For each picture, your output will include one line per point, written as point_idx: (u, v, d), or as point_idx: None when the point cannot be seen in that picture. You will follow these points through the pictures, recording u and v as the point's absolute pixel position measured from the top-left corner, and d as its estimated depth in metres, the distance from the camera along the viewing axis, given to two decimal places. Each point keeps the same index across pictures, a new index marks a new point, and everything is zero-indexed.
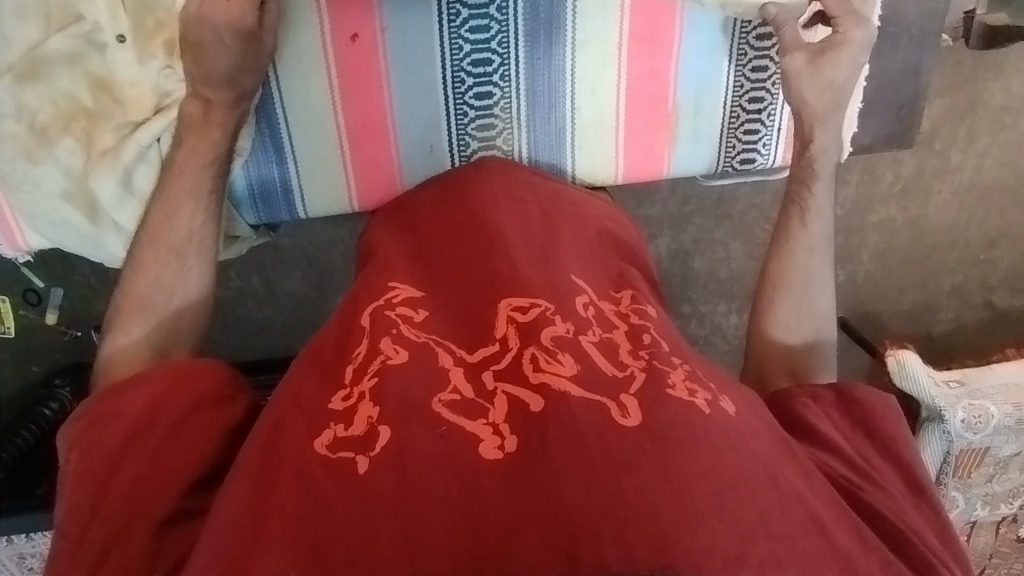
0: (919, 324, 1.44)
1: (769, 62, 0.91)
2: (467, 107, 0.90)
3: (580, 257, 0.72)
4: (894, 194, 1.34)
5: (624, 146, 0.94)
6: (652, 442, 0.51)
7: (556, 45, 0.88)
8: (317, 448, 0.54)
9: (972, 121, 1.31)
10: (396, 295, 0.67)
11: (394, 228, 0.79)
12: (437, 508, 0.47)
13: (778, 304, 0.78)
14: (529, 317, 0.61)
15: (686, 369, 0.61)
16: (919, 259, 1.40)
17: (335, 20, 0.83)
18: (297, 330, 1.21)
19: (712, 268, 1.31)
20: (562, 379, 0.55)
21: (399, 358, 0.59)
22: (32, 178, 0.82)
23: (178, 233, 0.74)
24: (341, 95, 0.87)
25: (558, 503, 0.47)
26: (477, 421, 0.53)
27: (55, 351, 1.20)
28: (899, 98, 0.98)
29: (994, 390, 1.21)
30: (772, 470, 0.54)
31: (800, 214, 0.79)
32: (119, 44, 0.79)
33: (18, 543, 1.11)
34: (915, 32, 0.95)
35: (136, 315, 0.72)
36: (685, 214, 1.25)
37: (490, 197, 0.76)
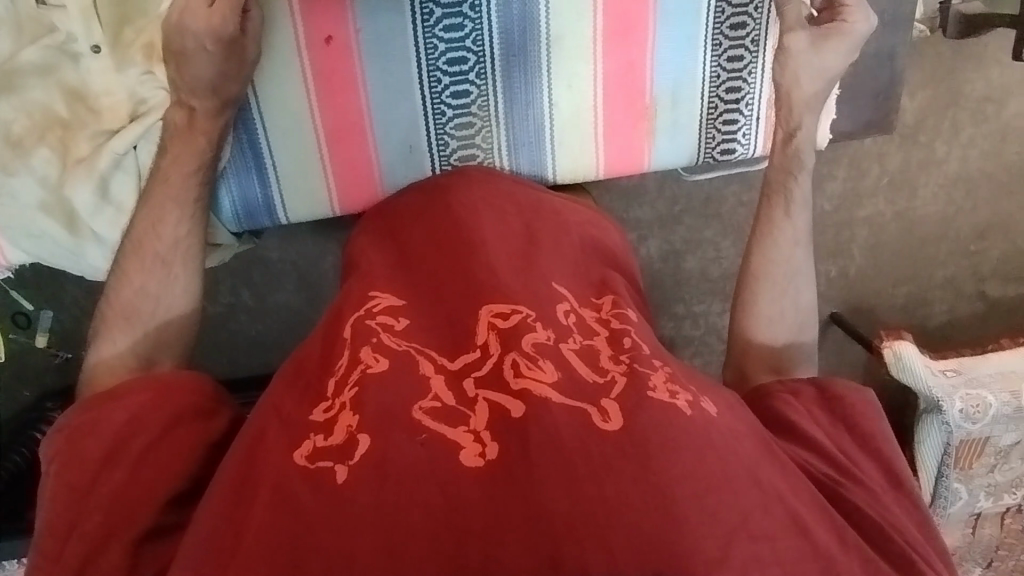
0: (913, 317, 1.44)
1: (744, 51, 0.92)
2: (444, 106, 0.90)
3: (559, 260, 0.72)
4: (882, 188, 1.34)
5: (604, 141, 0.94)
6: (634, 445, 0.51)
7: (531, 41, 0.88)
8: (297, 459, 0.53)
9: (955, 112, 1.32)
10: (377, 305, 0.66)
11: (369, 242, 0.78)
12: (415, 518, 0.47)
13: (761, 300, 0.78)
14: (510, 323, 0.60)
15: (667, 371, 0.60)
16: (910, 252, 1.40)
17: (309, 23, 0.84)
18: (288, 345, 1.21)
19: (704, 268, 1.30)
20: (542, 385, 0.54)
21: (379, 367, 0.59)
22: (8, 191, 0.81)
23: (164, 241, 0.74)
24: (319, 98, 0.87)
25: (539, 509, 0.46)
26: (458, 429, 0.52)
27: (46, 375, 1.19)
28: (875, 87, 0.99)
29: (991, 379, 1.20)
30: (755, 471, 0.54)
31: (782, 205, 0.80)
32: (94, 53, 0.79)
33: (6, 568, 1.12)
34: (888, 18, 0.95)
35: (122, 323, 0.71)
36: (674, 214, 1.26)
37: (467, 205, 0.76)
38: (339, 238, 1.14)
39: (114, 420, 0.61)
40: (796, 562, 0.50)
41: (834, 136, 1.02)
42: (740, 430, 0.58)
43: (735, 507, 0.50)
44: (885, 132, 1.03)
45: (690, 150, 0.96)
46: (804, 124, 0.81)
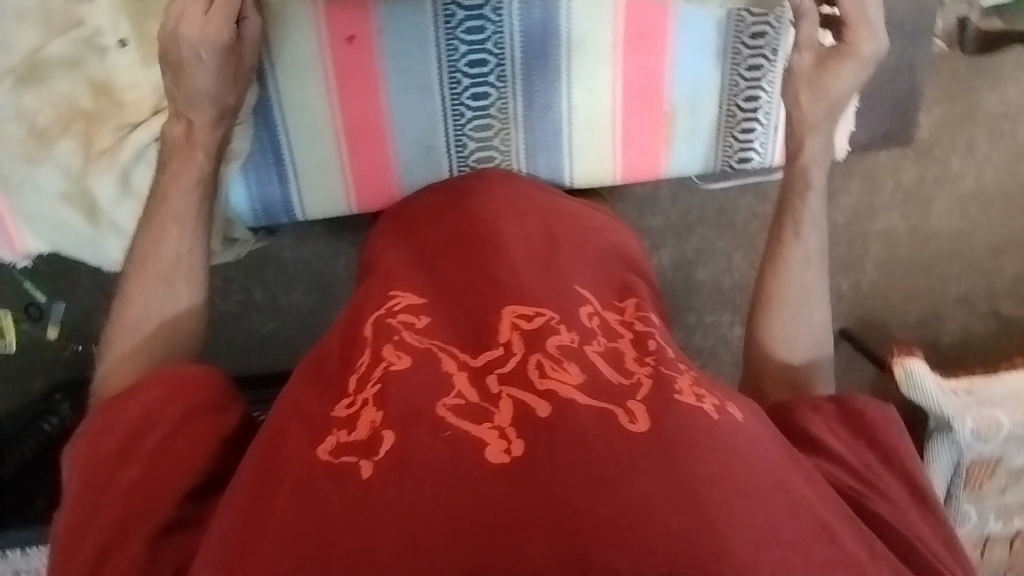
0: (926, 334, 1.42)
1: (764, 60, 0.92)
2: (464, 108, 0.91)
3: (579, 264, 0.72)
4: (896, 202, 1.34)
5: (621, 146, 0.95)
6: (661, 447, 0.50)
7: (552, 44, 0.89)
8: (320, 454, 0.53)
9: (970, 128, 1.31)
10: (397, 304, 0.66)
11: (389, 245, 0.78)
12: (441, 517, 0.46)
13: (772, 322, 0.77)
14: (534, 325, 0.61)
15: (692, 374, 0.60)
16: (924, 268, 1.39)
17: (330, 22, 0.84)
18: (299, 344, 1.20)
19: (716, 278, 1.30)
20: (568, 386, 0.54)
21: (401, 364, 0.59)
22: (32, 180, 0.82)
23: (166, 257, 0.74)
24: (338, 96, 0.88)
25: (566, 510, 0.46)
26: (482, 425, 0.52)
27: (56, 367, 1.20)
28: (894, 99, 0.99)
29: (1003, 399, 1.19)
30: (781, 478, 0.53)
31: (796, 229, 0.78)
32: (121, 48, 0.81)
33: (13, 556, 1.10)
34: (909, 28, 0.95)
35: (128, 338, 0.72)
36: (688, 224, 1.26)
37: (492, 205, 0.76)
38: (352, 237, 1.15)
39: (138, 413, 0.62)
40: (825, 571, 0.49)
41: (852, 146, 1.02)
42: (764, 434, 0.58)
43: (762, 514, 0.49)
44: (902, 142, 1.03)
45: (707, 156, 0.97)
46: (809, 150, 0.79)
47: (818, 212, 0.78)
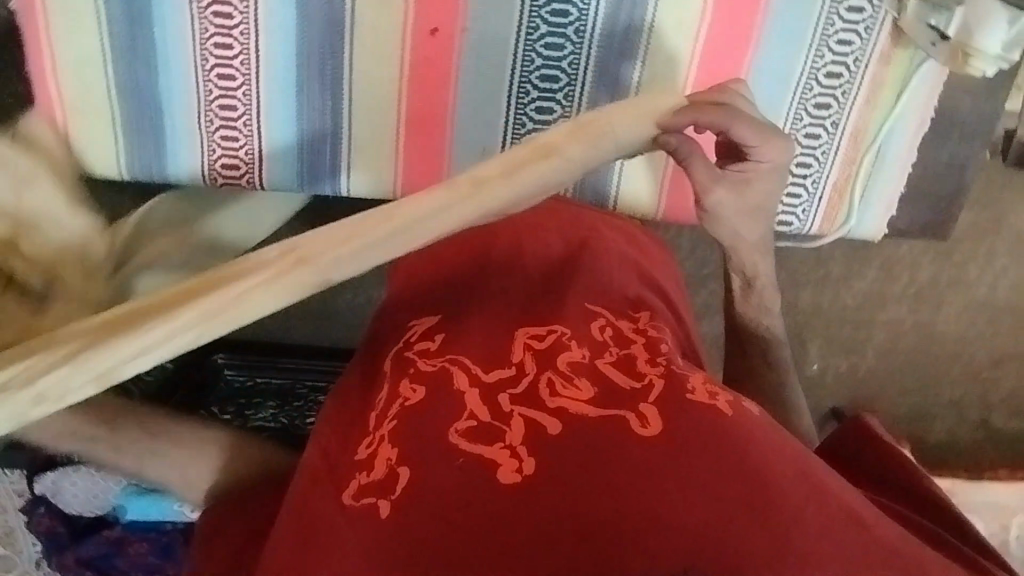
0: (913, 429, 1.43)
1: (822, 131, 0.95)
2: (527, 117, 0.94)
3: (597, 279, 0.72)
4: (908, 296, 1.35)
5: (667, 183, 0.99)
6: (670, 450, 0.51)
7: (625, 73, 0.92)
8: (343, 500, 0.53)
9: (994, 240, 1.34)
10: (414, 334, 0.66)
11: (416, 258, 0.77)
12: (458, 512, 0.48)
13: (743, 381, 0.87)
14: (546, 343, 0.61)
15: (703, 375, 0.60)
16: (923, 365, 1.40)
17: (419, 10, 0.89)
18: (300, 318, 1.21)
19: (718, 335, 1.31)
20: (579, 403, 0.55)
21: (416, 398, 0.58)
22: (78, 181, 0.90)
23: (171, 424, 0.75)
24: (408, 88, 0.92)
25: (582, 510, 0.47)
26: (494, 446, 0.52)
27: None
28: (940, 193, 1.01)
29: (982, 507, 1.19)
30: (799, 462, 0.53)
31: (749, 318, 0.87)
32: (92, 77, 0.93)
33: None
34: (968, 127, 0.96)
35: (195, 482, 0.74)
36: (702, 276, 1.26)
37: (514, 230, 0.77)
38: None
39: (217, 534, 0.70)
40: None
41: (888, 230, 1.04)
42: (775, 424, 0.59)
43: (790, 512, 0.48)
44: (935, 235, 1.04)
45: None
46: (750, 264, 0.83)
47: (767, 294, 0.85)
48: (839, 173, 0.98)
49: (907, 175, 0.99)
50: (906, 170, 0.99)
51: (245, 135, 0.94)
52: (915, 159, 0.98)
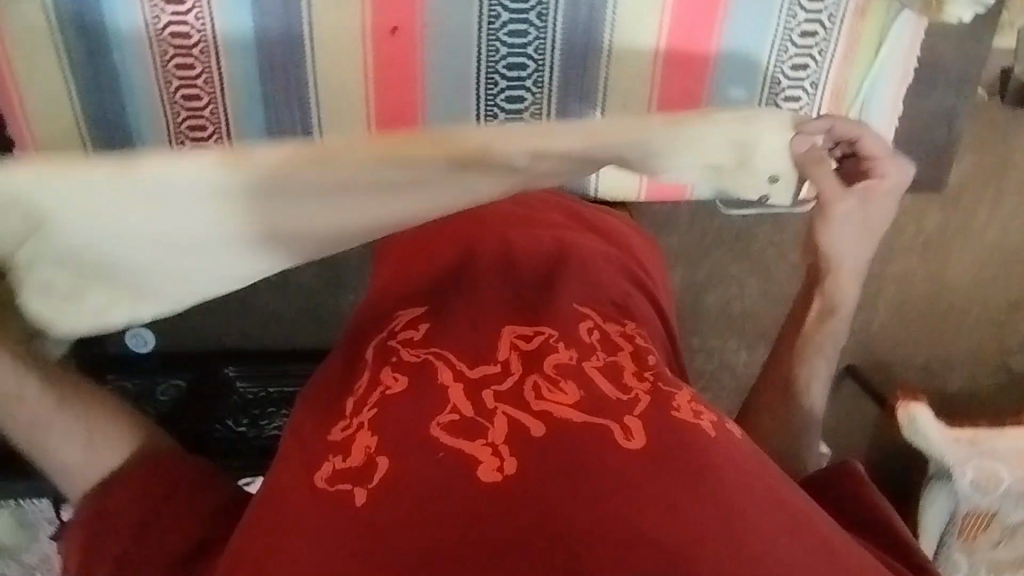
0: (931, 379, 1.41)
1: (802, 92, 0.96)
2: (497, 108, 0.98)
3: (584, 276, 0.72)
4: (916, 246, 1.33)
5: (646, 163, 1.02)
6: (656, 465, 0.51)
7: (592, 56, 0.95)
8: (317, 482, 0.54)
9: (1003, 181, 1.31)
10: (398, 322, 0.67)
11: (400, 262, 0.76)
12: (429, 523, 0.48)
13: (765, 421, 0.80)
14: (533, 345, 0.61)
15: (690, 392, 0.61)
16: (937, 314, 1.37)
17: (383, 11, 0.92)
18: (304, 323, 1.22)
19: (725, 304, 1.30)
20: (564, 406, 0.54)
21: (397, 387, 0.58)
22: None
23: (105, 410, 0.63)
24: (376, 84, 0.96)
25: (560, 525, 0.47)
26: (476, 442, 0.52)
27: None
28: (931, 141, 1.02)
29: (1006, 453, 1.15)
30: (780, 483, 0.55)
31: (795, 359, 0.81)
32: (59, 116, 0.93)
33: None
34: (953, 76, 0.98)
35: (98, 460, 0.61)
36: (703, 246, 1.25)
37: (500, 228, 0.77)
38: None
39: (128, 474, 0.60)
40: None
41: None
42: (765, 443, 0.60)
43: (762, 528, 0.49)
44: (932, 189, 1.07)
45: None
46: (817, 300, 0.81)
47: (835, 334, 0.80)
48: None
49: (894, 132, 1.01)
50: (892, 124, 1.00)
51: (198, 34, 0.92)
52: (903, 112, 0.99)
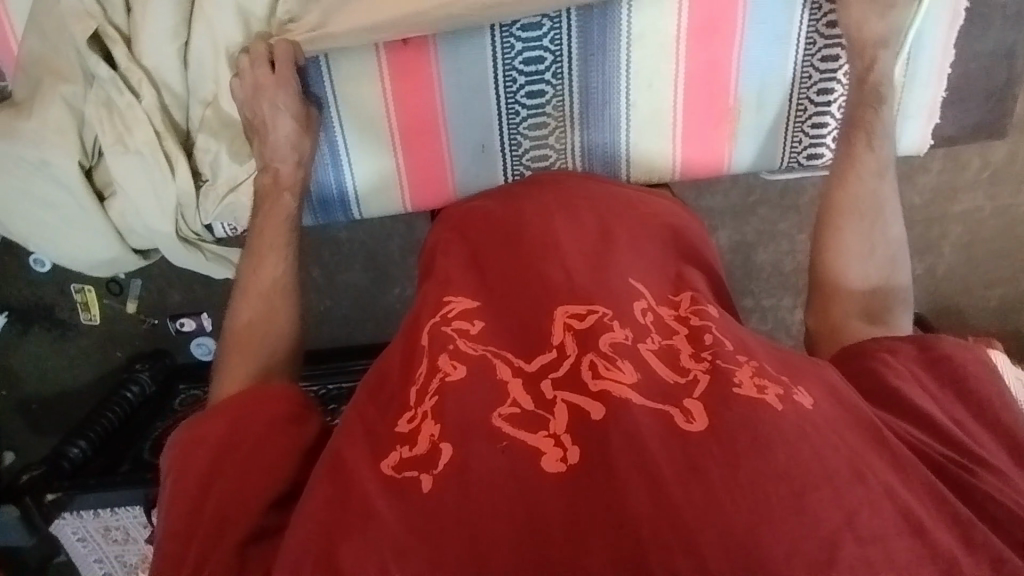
0: (1006, 320, 1.36)
1: (840, 50, 0.90)
2: (519, 106, 0.91)
3: (631, 257, 0.78)
4: (982, 181, 1.22)
5: (681, 141, 0.95)
6: (719, 446, 0.57)
7: (611, 40, 0.88)
8: (384, 469, 0.60)
9: None
10: (452, 310, 0.73)
11: (449, 250, 0.82)
12: (498, 524, 0.54)
13: (853, 278, 0.81)
14: (586, 323, 0.68)
15: (753, 365, 0.65)
16: (1010, 252, 1.29)
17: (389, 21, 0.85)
18: (359, 320, 1.26)
19: (776, 261, 1.26)
20: (621, 385, 0.62)
21: (457, 375, 0.66)
22: (52, 197, 0.85)
23: (264, 281, 0.80)
24: (393, 97, 0.90)
25: (625, 516, 0.53)
26: (539, 434, 0.59)
27: (136, 339, 1.42)
28: (989, 86, 0.94)
29: None
30: (844, 452, 0.58)
31: (856, 217, 0.82)
32: (86, 81, 0.83)
33: (104, 516, 1.21)
34: (1010, 11, 0.90)
35: (241, 356, 0.76)
36: (748, 205, 1.20)
37: (547, 211, 0.82)
38: (405, 218, 1.16)
39: (249, 412, 0.69)
40: (911, 563, 0.51)
41: (936, 139, 0.97)
42: (831, 415, 0.63)
43: (840, 507, 0.53)
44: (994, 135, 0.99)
45: (773, 152, 0.96)
46: (853, 157, 0.83)
47: (880, 159, 0.82)
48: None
49: (947, 79, 0.92)
50: (946, 73, 0.92)
51: None
52: (955, 60, 0.91)
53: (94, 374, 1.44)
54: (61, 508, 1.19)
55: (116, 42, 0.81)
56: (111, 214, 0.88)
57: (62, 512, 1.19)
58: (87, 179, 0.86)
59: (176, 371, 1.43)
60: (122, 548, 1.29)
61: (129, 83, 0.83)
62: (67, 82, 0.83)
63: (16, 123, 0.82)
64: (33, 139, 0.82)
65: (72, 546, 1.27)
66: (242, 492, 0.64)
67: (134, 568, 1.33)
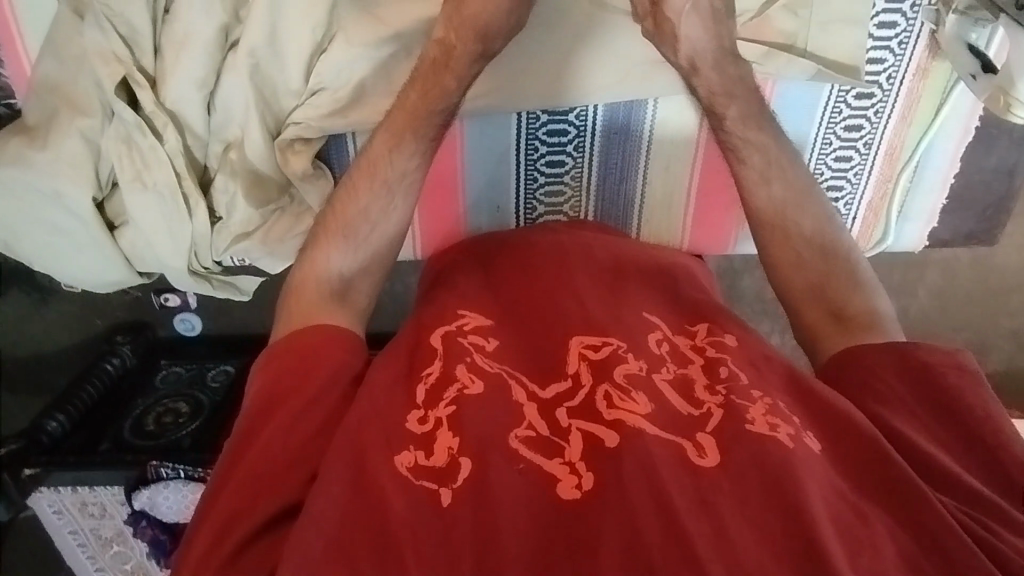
0: None
1: (853, 152, 0.96)
2: (538, 173, 0.98)
3: (648, 290, 0.83)
4: None
5: (692, 222, 1.01)
6: (727, 482, 0.60)
7: (634, 125, 0.95)
8: (399, 467, 0.62)
9: None
10: (467, 323, 0.77)
11: (462, 271, 0.86)
12: (512, 542, 0.56)
13: (800, 291, 0.80)
14: (601, 355, 0.72)
15: (766, 403, 0.67)
16: None
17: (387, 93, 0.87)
18: None
19: None
20: (636, 416, 0.65)
21: (475, 389, 0.69)
22: (62, 226, 0.87)
23: (395, 169, 0.81)
24: None
25: (636, 542, 0.55)
26: (554, 460, 0.62)
27: (118, 311, 1.37)
28: (989, 199, 1.02)
29: None
30: (838, 481, 0.62)
31: (783, 236, 0.81)
32: (107, 117, 0.85)
33: (83, 492, 1.20)
34: (1017, 134, 0.96)
35: (341, 239, 0.80)
36: None
37: (559, 244, 0.86)
38: None
39: (324, 346, 0.73)
40: None
41: (930, 240, 1.06)
42: (844, 462, 0.64)
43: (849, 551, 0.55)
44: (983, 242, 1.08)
45: None
46: (746, 179, 0.82)
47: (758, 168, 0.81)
48: (875, 191, 0.99)
49: (949, 186, 1.00)
50: (948, 183, 1.00)
51: None
52: (958, 172, 0.99)
53: (68, 342, 1.39)
54: (39, 482, 1.18)
55: (142, 87, 0.83)
56: (122, 245, 0.90)
57: (39, 486, 1.19)
58: (99, 211, 0.88)
59: (157, 345, 1.39)
60: (99, 522, 1.26)
61: (153, 126, 0.85)
62: (84, 116, 0.84)
63: (31, 154, 0.83)
64: (47, 171, 0.83)
65: (48, 517, 1.25)
66: (269, 480, 0.63)
67: (110, 541, 1.29)
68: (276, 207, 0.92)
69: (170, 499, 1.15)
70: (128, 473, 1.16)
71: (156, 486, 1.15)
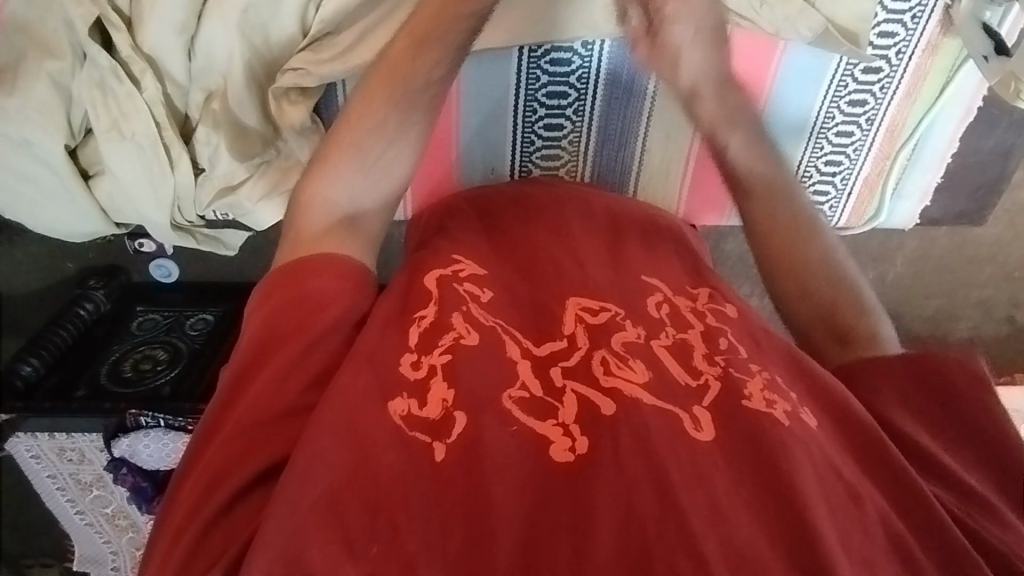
0: None
1: (854, 128, 0.96)
2: (535, 136, 0.96)
3: (644, 246, 0.84)
4: None
5: (687, 194, 1.02)
6: (721, 458, 0.61)
7: (636, 91, 0.93)
8: (393, 415, 0.63)
9: None
10: (462, 270, 0.77)
11: (463, 222, 0.85)
12: (505, 512, 0.56)
13: (795, 252, 0.80)
14: (599, 319, 0.73)
15: (765, 378, 0.69)
16: None
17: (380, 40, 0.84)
18: None
19: None
20: (632, 385, 0.66)
21: (470, 339, 0.69)
22: (32, 174, 0.83)
23: (414, 83, 0.78)
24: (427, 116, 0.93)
25: (632, 514, 0.56)
26: (547, 422, 0.63)
27: (90, 255, 1.32)
28: (983, 179, 1.03)
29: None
30: (831, 455, 0.64)
31: (779, 197, 0.81)
32: (77, 62, 0.80)
33: (60, 438, 1.18)
34: (1017, 116, 0.97)
35: (352, 155, 0.77)
36: None
37: (560, 199, 0.87)
38: None
39: (318, 273, 0.72)
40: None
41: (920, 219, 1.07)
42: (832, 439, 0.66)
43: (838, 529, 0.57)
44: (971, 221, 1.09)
45: None
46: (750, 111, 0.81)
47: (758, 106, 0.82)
48: (873, 167, 1.00)
49: (947, 164, 1.01)
50: (946, 161, 1.00)
51: None
52: (958, 150, 1.00)
53: (40, 285, 1.35)
54: (14, 427, 1.15)
55: (118, 30, 0.79)
56: (98, 196, 0.87)
57: (15, 431, 1.16)
58: (72, 159, 0.84)
59: (132, 290, 1.34)
60: (77, 468, 1.25)
61: (131, 74, 0.81)
62: (54, 59, 0.79)
63: None
64: (15, 115, 0.79)
65: (25, 460, 1.24)
66: (265, 432, 0.63)
67: (89, 486, 1.29)
68: (263, 159, 0.88)
69: (150, 448, 1.14)
70: (106, 420, 1.14)
71: (136, 434, 1.13)
